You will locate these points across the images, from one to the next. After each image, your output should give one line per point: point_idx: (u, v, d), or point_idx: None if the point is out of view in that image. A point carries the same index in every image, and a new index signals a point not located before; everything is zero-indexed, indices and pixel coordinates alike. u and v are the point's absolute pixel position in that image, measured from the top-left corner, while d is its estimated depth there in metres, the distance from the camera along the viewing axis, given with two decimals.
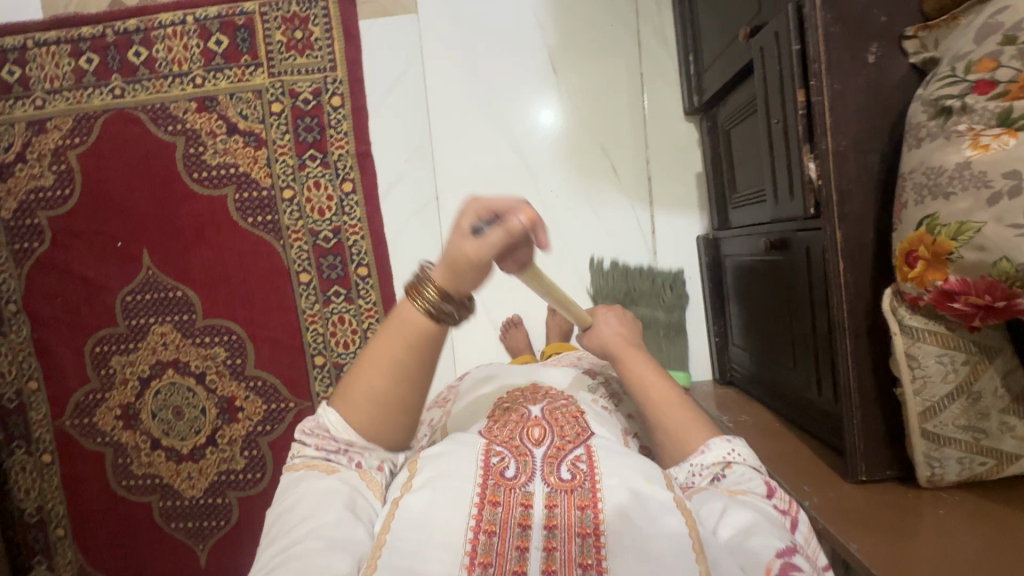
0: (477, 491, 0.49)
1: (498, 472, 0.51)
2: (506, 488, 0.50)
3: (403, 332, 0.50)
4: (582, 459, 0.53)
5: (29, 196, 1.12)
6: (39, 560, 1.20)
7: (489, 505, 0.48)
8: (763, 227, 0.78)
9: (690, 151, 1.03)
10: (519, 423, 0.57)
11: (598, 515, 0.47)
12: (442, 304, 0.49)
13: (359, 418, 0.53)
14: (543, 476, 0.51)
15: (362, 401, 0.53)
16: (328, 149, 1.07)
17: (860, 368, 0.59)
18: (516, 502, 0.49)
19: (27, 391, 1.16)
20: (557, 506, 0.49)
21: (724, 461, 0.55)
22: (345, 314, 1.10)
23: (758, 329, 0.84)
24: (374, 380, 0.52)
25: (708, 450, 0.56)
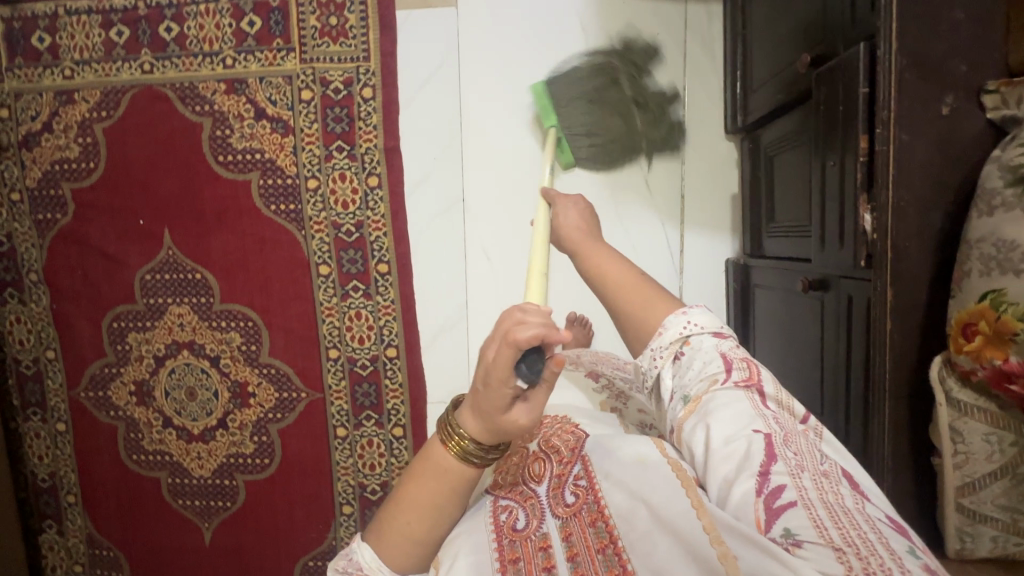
0: (496, 555, 0.51)
1: (510, 528, 0.54)
2: (521, 541, 0.53)
3: (441, 472, 0.51)
4: (581, 475, 0.56)
5: (54, 166, 1.11)
6: (50, 523, 1.23)
7: (510, 564, 0.51)
8: (801, 263, 0.76)
9: (727, 171, 1.00)
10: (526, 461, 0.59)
11: (609, 523, 0.50)
12: (474, 446, 0.50)
13: (394, 553, 0.52)
14: (552, 512, 0.55)
15: (398, 535, 0.52)
16: (356, 141, 1.04)
17: (896, 429, 0.57)
18: (535, 549, 0.52)
19: (44, 360, 1.18)
20: (573, 534, 0.52)
21: (682, 338, 0.58)
22: (363, 309, 1.09)
23: (787, 367, 0.82)
24: (412, 518, 0.52)
25: (664, 331, 0.59)
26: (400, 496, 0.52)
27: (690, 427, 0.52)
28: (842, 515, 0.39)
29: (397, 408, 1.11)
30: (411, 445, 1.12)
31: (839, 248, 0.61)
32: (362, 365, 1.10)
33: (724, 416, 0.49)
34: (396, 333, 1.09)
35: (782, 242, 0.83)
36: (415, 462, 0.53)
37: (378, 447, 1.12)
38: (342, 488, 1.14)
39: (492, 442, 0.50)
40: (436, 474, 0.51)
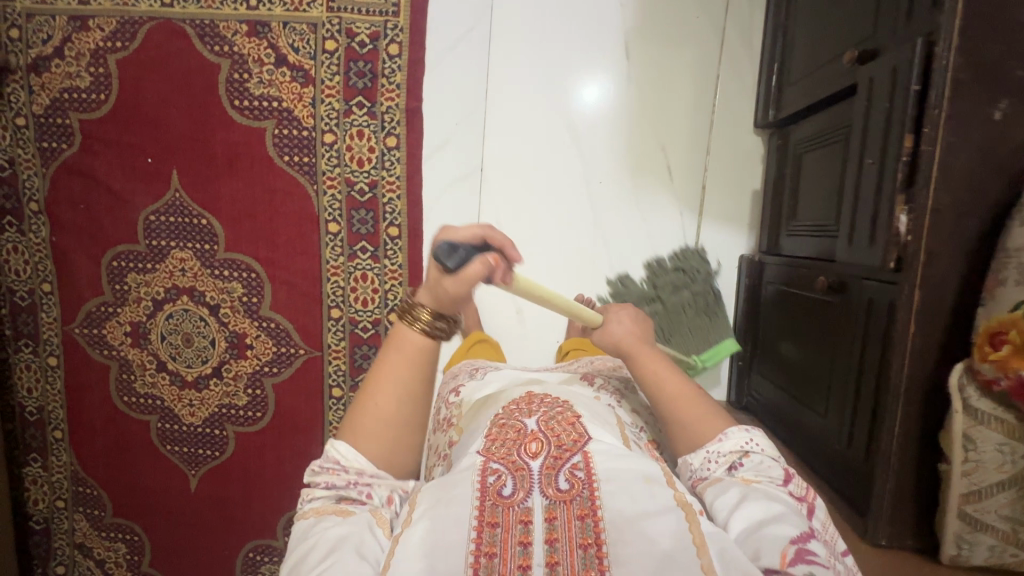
0: (475, 514, 0.51)
1: (495, 492, 0.53)
2: (504, 507, 0.52)
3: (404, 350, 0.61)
4: (580, 466, 0.55)
5: (63, 95, 1.08)
6: (34, 457, 1.22)
7: (488, 527, 0.50)
8: (820, 263, 0.75)
9: (751, 166, 0.98)
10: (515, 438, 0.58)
11: (598, 524, 0.49)
12: (434, 321, 0.60)
13: (369, 442, 0.60)
14: (542, 488, 0.53)
15: (370, 420, 0.60)
16: (377, 99, 1.02)
17: (906, 434, 0.57)
18: (516, 520, 0.50)
19: (40, 292, 1.16)
20: (556, 519, 0.51)
21: (742, 451, 0.59)
22: (369, 271, 1.07)
23: (792, 367, 0.82)
24: (383, 399, 0.60)
25: (725, 438, 0.60)
26: (373, 381, 0.61)
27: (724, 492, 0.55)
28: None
29: None
30: None
31: (867, 248, 0.60)
32: (364, 327, 1.09)
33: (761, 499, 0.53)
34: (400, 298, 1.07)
35: (802, 240, 0.82)
36: (386, 348, 0.62)
37: None
38: None
39: (443, 312, 0.60)
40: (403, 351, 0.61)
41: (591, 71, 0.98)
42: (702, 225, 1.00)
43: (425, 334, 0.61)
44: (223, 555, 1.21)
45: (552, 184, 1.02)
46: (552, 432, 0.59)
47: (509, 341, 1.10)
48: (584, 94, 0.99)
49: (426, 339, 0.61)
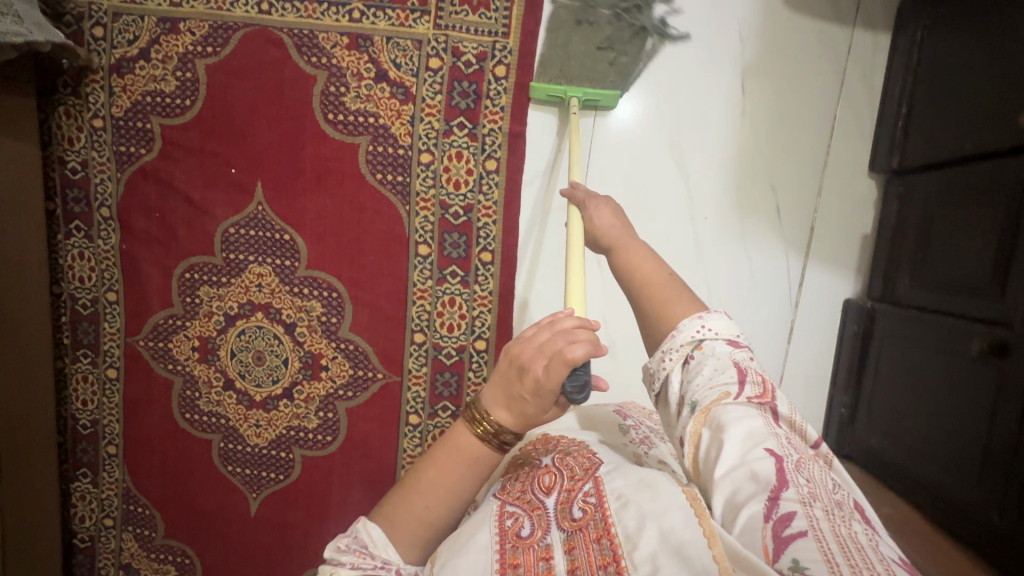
0: (497, 557, 0.55)
1: (514, 534, 0.58)
2: (524, 548, 0.56)
3: (460, 453, 0.61)
4: (591, 492, 0.58)
5: (146, 98, 1.03)
6: (84, 473, 1.16)
7: (510, 569, 0.54)
8: (970, 322, 0.73)
9: (862, 208, 0.96)
10: (531, 474, 0.66)
11: (614, 542, 0.52)
12: (499, 434, 0.60)
13: (403, 534, 0.61)
14: (558, 525, 0.58)
15: (410, 513, 0.61)
16: (479, 121, 0.99)
17: None
18: (537, 558, 0.55)
19: (104, 301, 1.10)
20: (576, 548, 0.55)
21: (695, 342, 0.62)
22: (457, 296, 1.04)
23: (920, 424, 0.79)
24: (427, 499, 0.61)
25: (678, 333, 0.63)
26: (419, 481, 0.62)
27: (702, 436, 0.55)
28: (849, 551, 0.42)
29: None
30: None
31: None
32: (447, 353, 1.05)
33: (738, 438, 0.51)
34: (488, 325, 1.04)
35: (936, 295, 0.80)
36: (440, 445, 0.62)
37: None
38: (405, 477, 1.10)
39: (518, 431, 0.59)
40: (457, 454, 0.61)
41: (651, 90, 0.96)
42: (807, 267, 0.98)
43: (485, 443, 0.60)
44: None
45: (655, 218, 0.99)
46: (565, 467, 0.64)
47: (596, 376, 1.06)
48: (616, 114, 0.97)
49: (489, 447, 0.60)
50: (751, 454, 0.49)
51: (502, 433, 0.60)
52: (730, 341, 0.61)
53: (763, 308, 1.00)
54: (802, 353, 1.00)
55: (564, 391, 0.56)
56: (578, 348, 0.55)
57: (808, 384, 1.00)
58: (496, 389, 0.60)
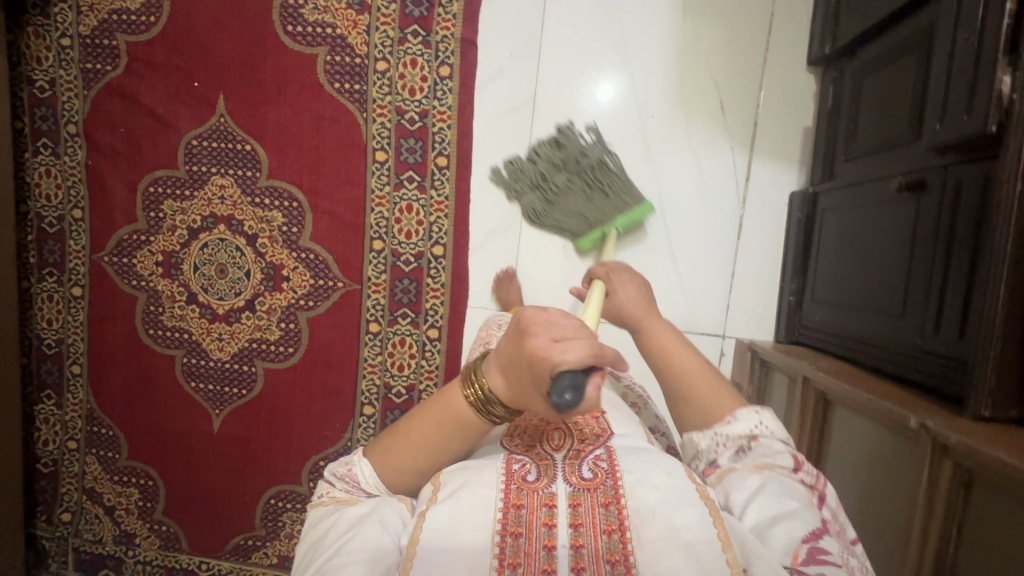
0: (500, 497, 0.52)
1: (520, 477, 0.55)
2: (528, 490, 0.53)
3: (448, 411, 0.56)
4: (603, 457, 0.56)
5: (112, 16, 1.07)
6: (48, 394, 1.17)
7: (513, 509, 0.51)
8: (893, 170, 0.76)
9: (803, 104, 0.99)
10: (539, 428, 0.60)
11: (622, 511, 0.51)
12: (490, 403, 0.54)
13: (392, 476, 0.58)
14: (566, 476, 0.55)
15: (397, 458, 0.58)
16: (432, 28, 1.02)
17: (1012, 299, 0.54)
18: (540, 504, 0.52)
19: (70, 219, 1.12)
20: (580, 505, 0.52)
21: (751, 434, 0.58)
22: (414, 202, 1.06)
23: (856, 284, 0.81)
24: (418, 450, 0.57)
25: (734, 421, 0.59)
26: (410, 431, 0.57)
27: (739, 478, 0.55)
28: None
29: (435, 308, 1.08)
30: (444, 350, 1.09)
31: (964, 116, 0.59)
32: (406, 260, 1.07)
33: (776, 492, 0.53)
34: (445, 231, 1.06)
35: (867, 159, 0.83)
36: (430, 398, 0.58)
37: (410, 347, 1.09)
38: (367, 386, 1.11)
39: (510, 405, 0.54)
40: (445, 411, 0.56)
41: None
42: (752, 162, 1.01)
43: (477, 411, 0.55)
44: (243, 502, 1.15)
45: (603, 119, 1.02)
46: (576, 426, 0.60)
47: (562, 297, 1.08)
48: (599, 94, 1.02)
49: (480, 417, 0.55)
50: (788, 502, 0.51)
51: (496, 402, 0.54)
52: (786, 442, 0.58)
53: (712, 204, 1.02)
54: (751, 249, 1.02)
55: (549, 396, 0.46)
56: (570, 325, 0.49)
57: (759, 280, 1.02)
58: (500, 355, 0.52)
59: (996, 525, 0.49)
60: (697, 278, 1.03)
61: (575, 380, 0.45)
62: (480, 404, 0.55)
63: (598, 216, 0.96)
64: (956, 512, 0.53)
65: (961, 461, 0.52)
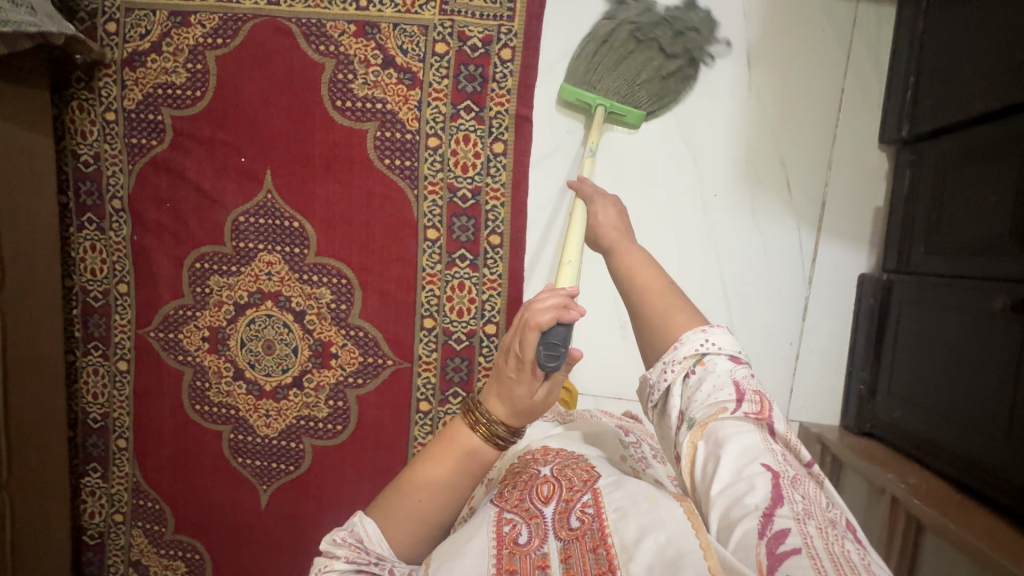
0: (493, 561, 0.53)
1: (512, 540, 0.55)
2: (521, 554, 0.54)
3: (460, 451, 0.60)
4: (589, 503, 0.57)
5: (158, 90, 1.05)
6: (94, 467, 1.16)
7: (506, 574, 0.52)
8: (990, 282, 0.72)
9: (874, 182, 0.95)
10: (529, 484, 0.62)
11: (610, 552, 0.50)
12: (499, 431, 0.59)
13: (398, 530, 0.61)
14: (555, 533, 0.56)
15: (410, 510, 0.61)
16: (486, 103, 0.99)
17: None
18: (533, 566, 0.53)
19: (115, 293, 1.11)
20: (572, 557, 0.53)
21: (696, 356, 0.58)
22: (467, 280, 1.03)
23: (944, 392, 0.77)
24: (422, 492, 0.60)
25: (680, 345, 0.59)
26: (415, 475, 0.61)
27: (699, 449, 0.53)
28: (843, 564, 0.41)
29: None
30: None
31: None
32: (458, 338, 1.05)
33: (732, 450, 0.50)
34: (497, 309, 1.03)
35: (954, 260, 0.79)
36: (439, 443, 0.62)
37: None
38: None
39: (514, 425, 0.60)
40: (460, 453, 0.60)
41: None
42: (819, 241, 0.97)
43: (489, 442, 0.60)
44: None
45: (659, 195, 0.99)
46: (564, 478, 0.61)
47: (615, 374, 1.04)
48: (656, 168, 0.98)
49: (489, 445, 0.60)
50: (750, 464, 0.48)
51: (501, 426, 0.59)
52: (728, 359, 0.57)
53: (775, 285, 0.99)
54: (816, 330, 0.98)
55: (538, 360, 0.55)
56: (545, 314, 0.54)
57: (826, 362, 0.98)
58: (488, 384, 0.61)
59: None
60: (759, 360, 1.00)
61: (558, 344, 0.54)
62: (489, 435, 0.60)
63: (674, 94, 0.95)
64: None
65: None
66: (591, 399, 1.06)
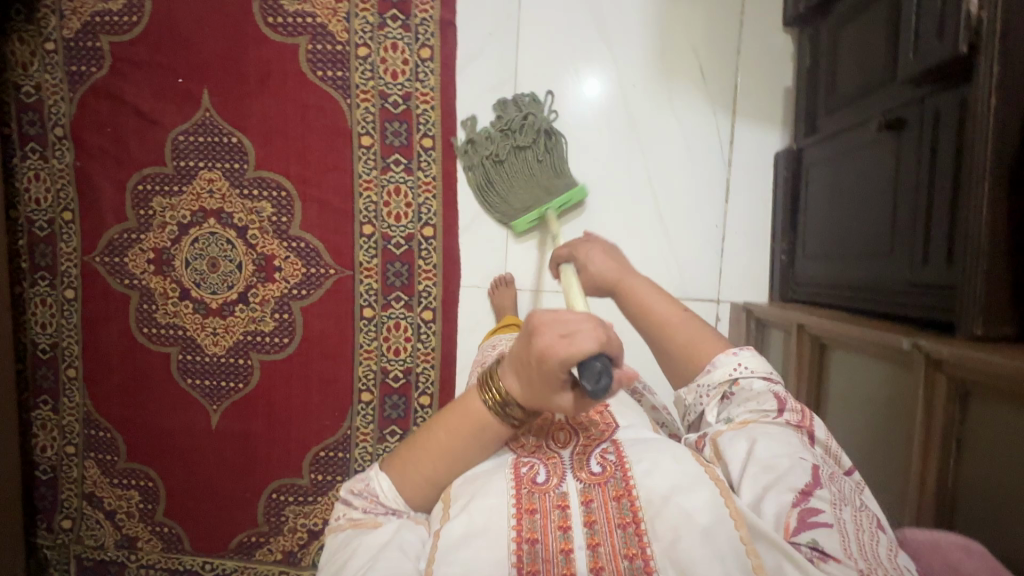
0: (513, 502, 0.47)
1: (530, 480, 0.49)
2: (540, 494, 0.48)
3: (472, 419, 0.50)
4: (610, 450, 0.51)
5: (96, 18, 1.08)
6: (45, 399, 1.16)
7: (527, 514, 0.47)
8: (870, 111, 0.75)
9: (780, 66, 1.01)
10: (544, 427, 0.55)
11: (635, 503, 0.46)
12: (511, 410, 0.49)
13: (410, 492, 0.52)
14: (575, 474, 0.50)
15: (419, 475, 0.52)
16: (411, 12, 1.03)
17: (996, 217, 0.54)
18: (553, 505, 0.47)
19: (60, 221, 1.13)
20: (594, 502, 0.47)
21: (732, 379, 0.57)
22: (402, 184, 1.06)
23: (843, 231, 0.80)
24: (438, 461, 0.51)
25: (714, 368, 0.58)
26: (428, 442, 0.52)
27: (732, 437, 0.51)
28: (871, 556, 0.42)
29: (428, 290, 1.08)
30: (440, 331, 1.08)
31: (936, 45, 0.60)
32: (397, 243, 1.07)
33: (768, 444, 0.49)
34: (434, 211, 1.06)
35: (845, 108, 0.82)
36: (449, 406, 0.52)
37: (405, 330, 1.09)
38: (363, 372, 1.10)
39: (529, 405, 0.49)
40: (469, 421, 0.50)
41: None
42: (734, 125, 1.01)
43: (500, 417, 0.50)
44: (245, 498, 1.14)
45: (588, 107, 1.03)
46: (579, 422, 0.55)
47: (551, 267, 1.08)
48: (575, 67, 1.03)
49: (500, 422, 0.50)
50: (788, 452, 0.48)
51: (516, 406, 0.49)
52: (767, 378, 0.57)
53: (697, 170, 1.02)
54: (739, 212, 1.02)
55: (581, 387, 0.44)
56: (585, 339, 0.43)
57: (750, 243, 1.02)
58: (513, 353, 0.48)
59: (998, 439, 0.50)
60: (687, 244, 1.03)
61: (604, 362, 0.44)
62: (500, 409, 0.50)
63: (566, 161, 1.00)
64: (955, 428, 0.53)
65: (958, 372, 0.51)
66: (530, 295, 1.09)
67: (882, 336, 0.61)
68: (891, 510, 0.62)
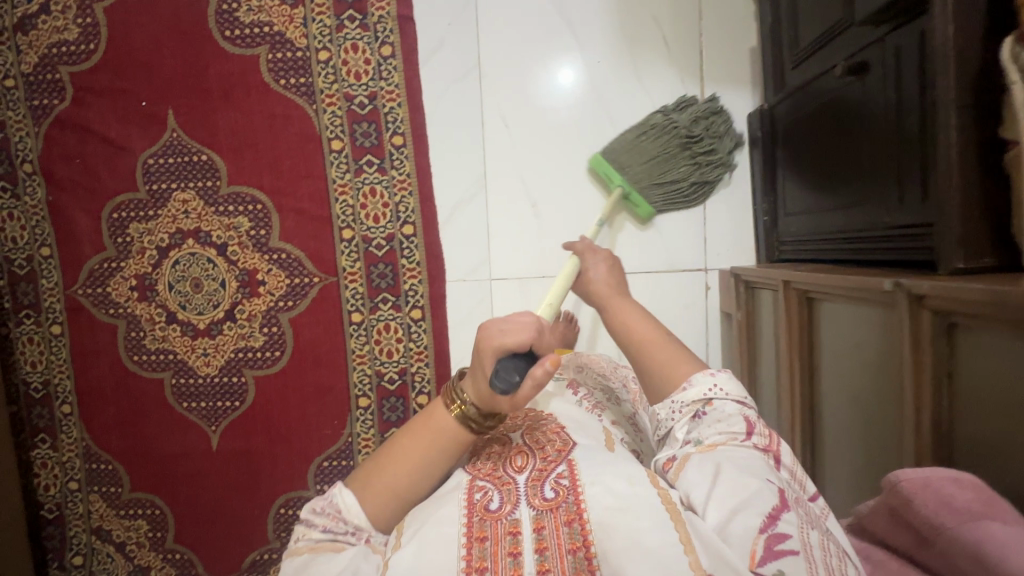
0: (464, 531, 0.50)
1: (482, 507, 0.52)
2: (491, 521, 0.51)
3: (440, 429, 0.59)
4: (564, 475, 0.54)
5: (52, 49, 1.07)
6: (43, 438, 1.15)
7: (477, 542, 0.48)
8: (834, 57, 0.74)
9: (743, 27, 1.00)
10: (503, 454, 0.59)
11: (585, 526, 0.48)
12: (472, 412, 0.58)
13: (373, 502, 0.57)
14: (528, 501, 0.52)
15: (386, 483, 0.58)
16: (368, 11, 1.02)
17: (963, 149, 0.54)
18: (504, 532, 0.49)
19: (38, 258, 1.11)
20: (544, 528, 0.49)
21: (706, 399, 0.60)
22: (377, 185, 1.05)
23: (822, 183, 0.80)
24: (402, 466, 0.58)
25: (689, 386, 0.61)
26: (396, 450, 0.59)
27: (699, 460, 0.54)
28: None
29: (415, 288, 1.07)
30: (431, 328, 1.08)
31: None
32: (378, 245, 1.06)
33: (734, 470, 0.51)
34: (412, 209, 1.05)
35: (811, 58, 0.81)
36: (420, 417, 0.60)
37: (396, 331, 1.08)
38: (359, 377, 1.09)
39: (489, 410, 0.59)
40: (438, 432, 0.59)
41: None
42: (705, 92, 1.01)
43: (463, 424, 0.59)
44: (254, 515, 1.13)
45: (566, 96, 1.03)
46: (536, 445, 0.59)
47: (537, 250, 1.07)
48: (539, 49, 1.02)
49: (464, 427, 0.59)
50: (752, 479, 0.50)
51: (476, 410, 0.58)
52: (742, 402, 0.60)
53: None
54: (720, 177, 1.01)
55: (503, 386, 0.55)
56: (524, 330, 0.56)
57: (730, 207, 1.02)
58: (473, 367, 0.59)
59: (986, 367, 0.50)
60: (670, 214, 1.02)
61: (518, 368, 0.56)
62: (462, 415, 0.59)
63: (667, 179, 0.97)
64: (944, 361, 0.53)
65: (941, 304, 0.51)
66: (517, 283, 1.08)
67: (863, 281, 0.60)
68: (892, 452, 0.62)
